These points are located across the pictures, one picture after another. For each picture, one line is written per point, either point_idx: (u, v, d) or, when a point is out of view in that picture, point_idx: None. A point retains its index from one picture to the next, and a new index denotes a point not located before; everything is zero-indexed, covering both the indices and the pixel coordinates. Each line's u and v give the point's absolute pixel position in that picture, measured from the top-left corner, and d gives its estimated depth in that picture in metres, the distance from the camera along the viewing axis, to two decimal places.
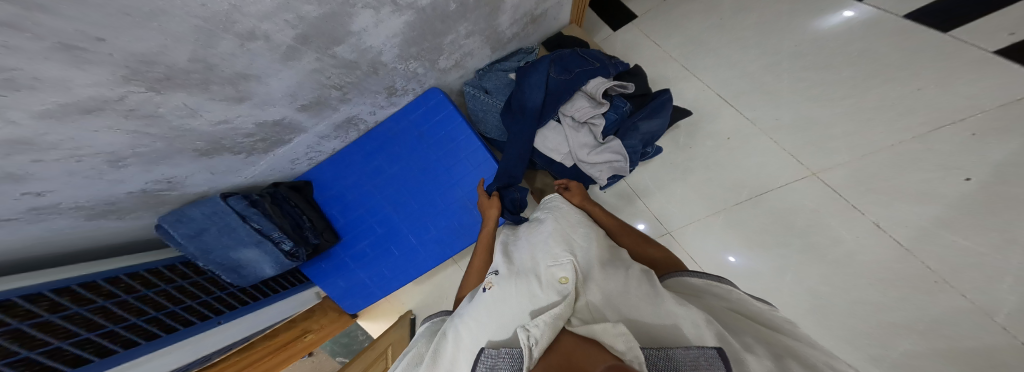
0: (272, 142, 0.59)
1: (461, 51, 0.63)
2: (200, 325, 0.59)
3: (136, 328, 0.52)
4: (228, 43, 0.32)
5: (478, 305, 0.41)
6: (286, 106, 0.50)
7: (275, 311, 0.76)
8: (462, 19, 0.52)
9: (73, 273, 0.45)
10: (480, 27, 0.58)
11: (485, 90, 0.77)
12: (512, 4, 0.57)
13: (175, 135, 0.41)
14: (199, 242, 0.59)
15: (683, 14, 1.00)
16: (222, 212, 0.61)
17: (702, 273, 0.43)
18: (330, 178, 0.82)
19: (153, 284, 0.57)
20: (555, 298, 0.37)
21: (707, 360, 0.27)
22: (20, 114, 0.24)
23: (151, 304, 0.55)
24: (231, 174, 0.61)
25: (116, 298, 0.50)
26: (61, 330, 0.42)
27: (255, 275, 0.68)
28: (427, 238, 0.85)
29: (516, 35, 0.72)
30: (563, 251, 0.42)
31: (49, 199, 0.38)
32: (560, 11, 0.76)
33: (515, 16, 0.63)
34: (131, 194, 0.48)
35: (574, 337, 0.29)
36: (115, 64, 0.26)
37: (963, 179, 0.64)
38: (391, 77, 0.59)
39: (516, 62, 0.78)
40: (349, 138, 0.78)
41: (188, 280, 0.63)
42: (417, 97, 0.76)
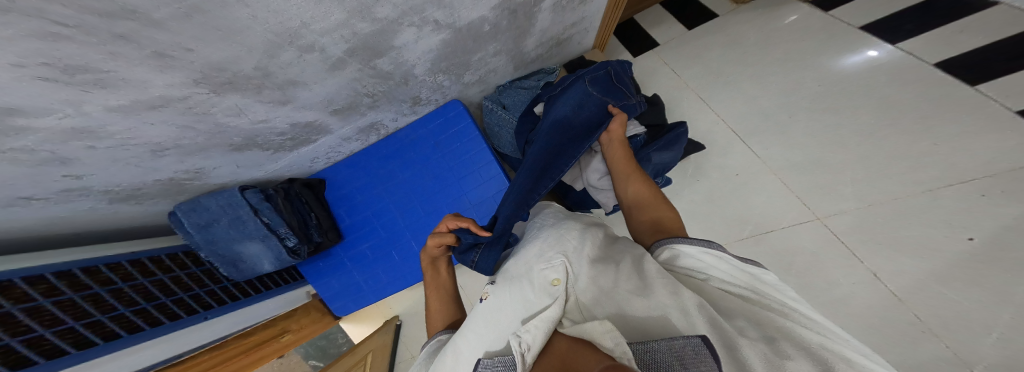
0: (300, 141, 0.61)
1: (485, 67, 0.65)
2: (185, 321, 0.59)
3: (123, 321, 0.51)
4: (288, 54, 0.35)
5: (473, 316, 0.37)
6: (321, 110, 0.52)
7: (262, 308, 0.73)
8: (492, 39, 0.54)
9: (76, 257, 0.48)
10: (508, 47, 0.60)
11: (503, 105, 0.79)
12: (542, 27, 0.60)
13: (215, 131, 0.44)
14: (208, 232, 0.61)
15: (705, 46, 1.02)
16: (235, 204, 0.63)
17: (693, 240, 0.36)
18: (343, 178, 0.84)
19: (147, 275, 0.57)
20: (545, 304, 0.33)
21: (691, 349, 0.21)
22: (96, 107, 0.29)
23: (142, 293, 0.56)
24: (254, 168, 0.63)
25: (112, 285, 0.51)
26: (48, 316, 0.42)
27: (252, 269, 0.69)
28: None
29: (542, 55, 0.74)
30: (554, 250, 0.37)
31: (85, 182, 0.40)
32: (586, 37, 0.78)
33: (543, 38, 0.65)
34: (158, 181, 0.50)
35: (566, 339, 0.26)
36: (192, 69, 0.31)
37: (966, 238, 0.62)
38: (418, 88, 0.61)
39: (536, 81, 0.79)
40: (369, 141, 0.80)
41: (185, 270, 0.65)
42: (438, 107, 0.78)
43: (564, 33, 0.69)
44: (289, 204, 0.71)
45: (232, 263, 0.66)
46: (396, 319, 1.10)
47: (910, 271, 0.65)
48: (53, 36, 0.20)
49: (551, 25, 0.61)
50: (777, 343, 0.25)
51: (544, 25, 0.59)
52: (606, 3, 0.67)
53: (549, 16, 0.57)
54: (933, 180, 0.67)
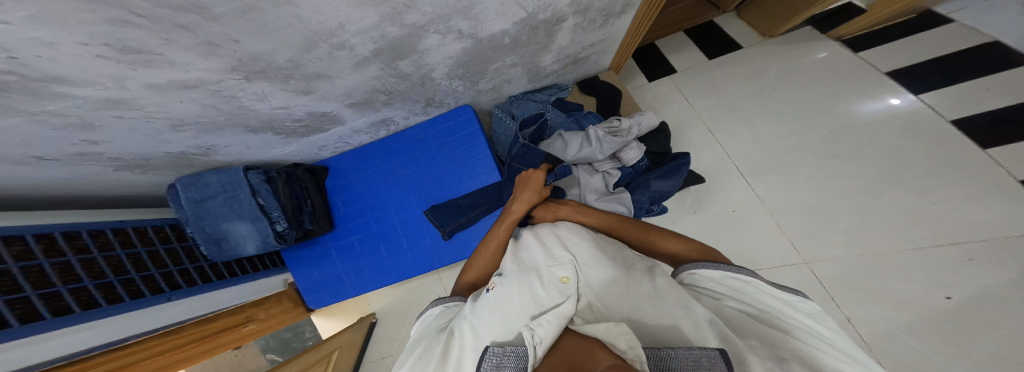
0: (313, 129, 0.62)
1: (501, 77, 0.66)
2: (149, 300, 0.57)
3: (85, 293, 0.50)
4: (321, 51, 0.37)
5: (479, 305, 0.39)
6: (339, 102, 0.53)
7: (229, 296, 0.70)
8: (511, 51, 0.55)
9: (57, 221, 0.49)
10: (525, 60, 0.61)
11: (512, 116, 0.80)
12: (561, 44, 0.61)
13: (237, 113, 0.45)
14: (200, 207, 0.62)
15: (719, 80, 1.04)
16: (236, 182, 0.64)
17: (716, 264, 0.38)
18: (347, 168, 0.84)
19: (120, 247, 0.57)
20: (557, 299, 0.37)
21: (709, 360, 0.25)
22: (137, 82, 0.31)
23: (114, 266, 0.55)
24: (263, 150, 0.64)
25: (87, 254, 0.51)
26: (8, 282, 0.42)
27: (233, 251, 0.67)
28: (420, 245, 0.81)
29: (557, 71, 0.75)
30: (563, 250, 0.42)
31: (100, 148, 0.41)
32: (602, 57, 0.80)
33: (561, 55, 0.66)
34: (169, 154, 0.51)
35: (579, 338, 0.28)
36: (231, 58, 0.32)
37: (944, 296, 0.64)
38: (433, 91, 0.62)
39: (547, 97, 0.81)
40: (377, 136, 0.82)
41: (164, 246, 0.65)
42: (449, 110, 0.80)
43: (581, 52, 0.70)
44: (288, 188, 0.71)
45: (218, 241, 0.65)
46: (371, 316, 1.08)
47: (883, 322, 0.66)
48: (123, 23, 0.23)
49: (570, 43, 0.63)
50: (787, 364, 0.28)
51: (564, 43, 0.61)
52: (628, 27, 0.68)
53: (569, 34, 0.58)
54: (920, 239, 0.70)
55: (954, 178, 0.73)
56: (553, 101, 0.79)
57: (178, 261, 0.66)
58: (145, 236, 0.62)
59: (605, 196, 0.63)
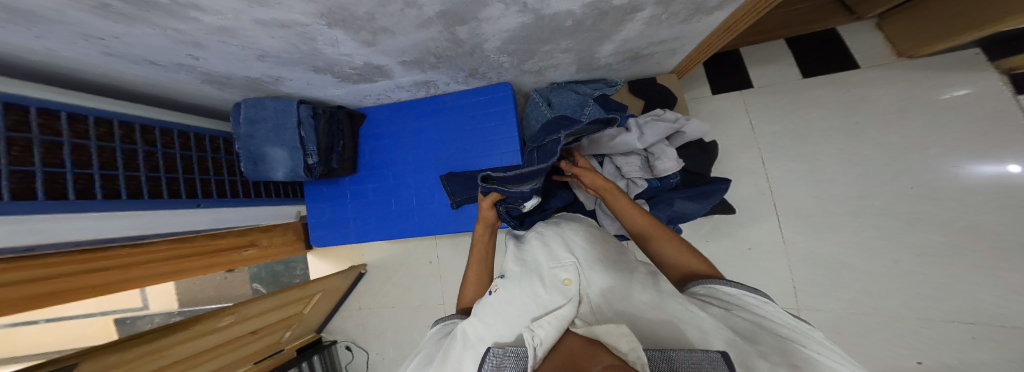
0: (364, 78, 0.65)
1: (551, 60, 0.62)
2: (180, 202, 0.64)
3: (136, 181, 0.58)
4: (393, 7, 0.37)
5: (483, 307, 0.40)
6: (393, 58, 0.56)
7: (246, 215, 0.78)
8: (568, 36, 0.51)
9: (122, 109, 0.56)
10: (579, 48, 0.57)
11: (548, 103, 0.78)
12: (624, 36, 0.57)
13: (309, 54, 0.48)
14: (253, 127, 0.69)
15: (795, 109, 0.95)
16: (286, 111, 0.69)
17: (735, 281, 0.37)
18: (382, 121, 0.88)
19: (177, 148, 0.66)
20: (557, 300, 0.36)
21: (710, 363, 0.24)
22: (252, 17, 0.35)
23: (167, 163, 0.63)
24: (319, 88, 0.68)
25: (143, 147, 0.59)
26: (82, 157, 0.49)
27: (267, 174, 0.73)
28: (428, 208, 0.85)
29: (613, 65, 0.70)
30: (564, 253, 0.43)
31: (198, 63, 0.46)
32: (668, 57, 0.72)
33: (621, 50, 0.61)
34: (246, 78, 0.56)
35: (581, 340, 0.26)
36: (321, 5, 0.34)
37: (917, 360, 0.77)
38: (479, 62, 0.62)
39: (591, 89, 0.77)
40: (416, 96, 0.83)
41: (203, 155, 0.72)
42: (487, 85, 0.79)
43: (644, 51, 0.65)
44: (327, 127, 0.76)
45: (256, 161, 0.71)
46: (360, 267, 1.32)
47: None
48: None
49: (636, 36, 0.57)
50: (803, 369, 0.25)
51: (631, 36, 0.56)
52: (713, 28, 0.60)
53: (636, 29, 0.54)
54: None
55: (942, 272, 0.78)
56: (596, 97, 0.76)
57: (216, 173, 0.75)
58: (191, 139, 0.70)
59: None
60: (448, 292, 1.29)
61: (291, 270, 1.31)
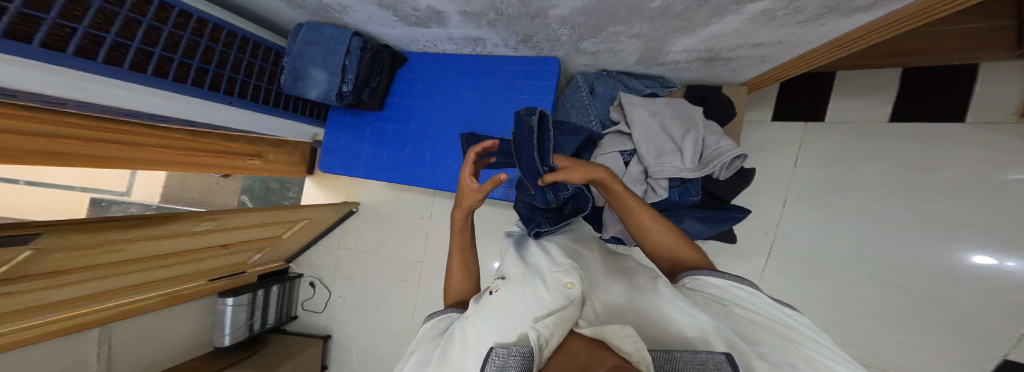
0: (421, 22, 0.66)
1: (615, 44, 0.57)
2: (215, 96, 0.63)
3: (188, 68, 0.59)
4: None
5: (482, 307, 0.38)
6: (455, 5, 0.55)
7: (267, 125, 0.79)
8: (643, 21, 0.45)
9: (190, 2, 0.57)
10: (652, 37, 0.50)
11: (590, 90, 0.74)
12: (689, 44, 0.51)
13: None
14: (306, 45, 0.70)
15: (846, 163, 0.87)
16: (340, 38, 0.70)
17: (723, 273, 0.41)
18: (421, 69, 0.86)
19: (235, 49, 0.67)
20: (559, 303, 0.37)
21: (714, 365, 0.24)
22: None
23: (217, 60, 0.64)
24: (375, 24, 0.70)
25: (198, 40, 0.60)
26: (131, 32, 0.51)
27: (302, 90, 0.73)
28: (441, 164, 0.83)
29: (679, 65, 0.62)
30: (565, 261, 0.45)
31: None
32: (751, 67, 0.60)
33: (695, 51, 0.53)
34: (320, 2, 0.62)
35: (585, 342, 0.29)
36: None
37: None
38: (539, 30, 0.58)
39: (642, 86, 0.69)
40: (461, 51, 0.80)
41: (252, 60, 0.72)
42: (536, 58, 0.75)
43: (719, 56, 0.55)
44: (370, 62, 0.76)
45: (298, 77, 0.72)
46: (353, 205, 1.45)
47: None
48: None
49: (722, 37, 0.46)
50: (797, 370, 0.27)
51: (719, 34, 0.46)
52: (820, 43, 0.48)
53: (716, 34, 0.46)
54: None
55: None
56: (644, 95, 0.68)
57: (260, 79, 0.76)
58: (256, 49, 0.73)
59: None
60: (429, 250, 1.39)
61: (284, 190, 1.51)
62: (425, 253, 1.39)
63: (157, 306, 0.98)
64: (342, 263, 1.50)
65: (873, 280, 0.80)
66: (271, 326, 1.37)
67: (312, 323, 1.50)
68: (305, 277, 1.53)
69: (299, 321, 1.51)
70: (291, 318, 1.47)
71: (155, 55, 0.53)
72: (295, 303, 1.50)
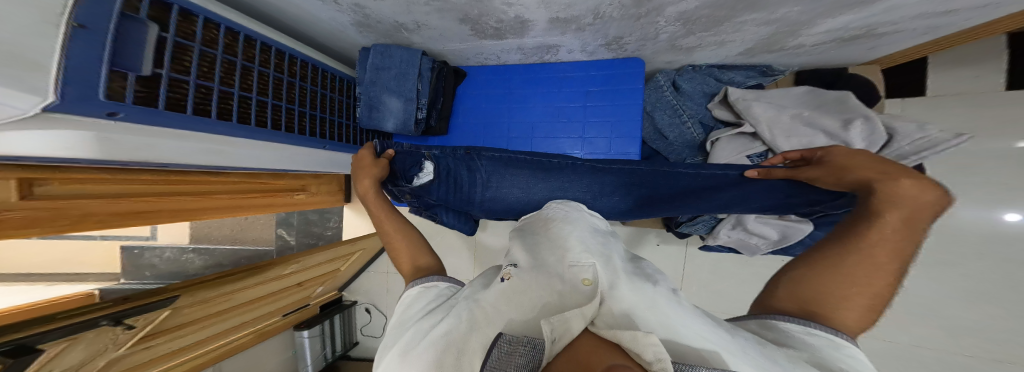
0: (497, 34, 0.63)
1: (732, 34, 0.57)
2: (311, 142, 0.63)
3: (279, 112, 0.56)
4: None
5: (495, 291, 0.42)
6: (549, 12, 0.52)
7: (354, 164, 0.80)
8: (796, 3, 0.44)
9: (282, 40, 0.56)
10: (789, 21, 0.49)
11: (675, 87, 0.73)
12: (841, 22, 0.49)
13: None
14: (381, 74, 0.71)
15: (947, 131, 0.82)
16: (412, 62, 0.72)
17: (808, 321, 0.34)
18: (482, 84, 0.84)
19: (309, 82, 0.64)
20: (576, 298, 0.37)
21: None
22: None
23: (308, 101, 0.63)
24: (444, 41, 0.69)
25: (293, 80, 0.59)
26: (248, 83, 0.51)
27: (379, 121, 0.75)
28: None
29: (793, 49, 0.62)
30: (587, 254, 0.43)
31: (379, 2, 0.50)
32: (881, 47, 0.60)
33: (839, 30, 0.53)
34: (399, 23, 0.59)
35: (597, 343, 0.27)
36: None
37: None
38: (639, 28, 0.56)
39: (740, 77, 0.71)
40: (526, 60, 0.79)
41: (334, 96, 0.73)
42: (615, 59, 0.74)
43: (866, 35, 0.55)
44: (435, 82, 0.77)
45: (373, 107, 0.74)
46: None
47: None
48: None
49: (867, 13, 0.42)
50: None
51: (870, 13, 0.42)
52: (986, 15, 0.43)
53: (863, 14, 0.46)
54: None
55: None
56: (748, 87, 0.70)
57: (338, 113, 0.74)
58: (328, 80, 0.71)
59: (775, 219, 0.63)
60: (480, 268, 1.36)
61: (324, 220, 1.50)
62: None
63: (252, 343, 1.04)
64: (392, 287, 1.46)
65: (975, 245, 0.85)
66: (340, 354, 1.39)
67: (372, 347, 1.49)
68: (360, 303, 1.50)
69: (361, 347, 1.50)
70: (354, 344, 1.47)
71: (253, 101, 0.50)
72: (354, 328, 1.48)
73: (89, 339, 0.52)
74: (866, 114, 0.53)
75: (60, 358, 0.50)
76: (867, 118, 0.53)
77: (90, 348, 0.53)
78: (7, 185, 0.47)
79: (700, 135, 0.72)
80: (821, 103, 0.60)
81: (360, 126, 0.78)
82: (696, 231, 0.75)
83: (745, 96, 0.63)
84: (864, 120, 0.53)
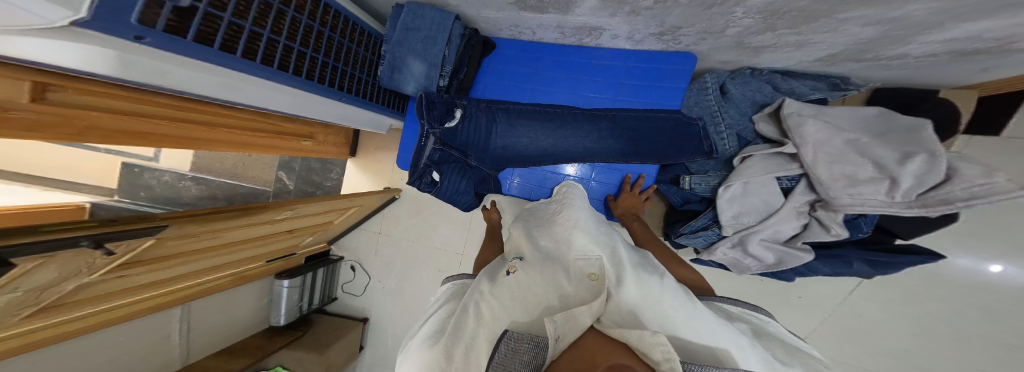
0: (541, 6, 0.58)
1: (821, 34, 0.51)
2: (332, 92, 0.61)
3: (305, 59, 0.54)
4: None
5: (502, 285, 0.49)
6: None
7: (366, 120, 0.80)
8: (918, 9, 0.38)
9: None
10: (909, 20, 0.41)
11: (722, 91, 0.72)
12: (966, 32, 0.42)
13: None
14: (410, 33, 0.71)
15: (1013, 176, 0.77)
16: (443, 26, 0.71)
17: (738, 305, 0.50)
18: (512, 58, 0.83)
19: (338, 33, 0.61)
20: (586, 294, 0.42)
21: None
22: None
23: (335, 53, 0.61)
24: (483, 7, 0.65)
25: (323, 29, 0.56)
26: (280, 26, 0.49)
27: (400, 83, 0.78)
28: (518, 156, 0.85)
29: (889, 59, 0.56)
30: (593, 249, 0.50)
31: None
32: (998, 65, 0.54)
33: (963, 41, 0.45)
34: None
35: (604, 340, 0.32)
36: None
37: None
38: (709, 17, 0.51)
39: (805, 88, 0.67)
40: (562, 40, 0.77)
41: (362, 49, 0.71)
42: (663, 53, 0.71)
43: (991, 51, 0.48)
44: (462, 50, 0.76)
45: (395, 68, 0.76)
46: (395, 191, 1.45)
47: None
48: None
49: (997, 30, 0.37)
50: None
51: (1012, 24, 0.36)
52: None
53: (999, 24, 0.39)
54: None
55: None
56: (809, 101, 0.67)
57: (361, 68, 0.72)
58: (357, 34, 0.68)
59: (778, 245, 0.64)
60: (470, 243, 1.41)
61: (327, 171, 1.48)
62: (465, 245, 1.42)
63: (229, 284, 1.08)
64: (381, 249, 1.51)
65: None
66: (316, 307, 1.44)
67: (349, 304, 1.55)
68: (346, 260, 1.55)
69: (338, 302, 1.56)
70: (332, 300, 1.53)
71: (282, 45, 0.49)
72: (334, 284, 1.53)
73: (64, 261, 0.49)
74: (932, 150, 0.48)
75: (28, 277, 0.46)
76: (932, 155, 0.48)
77: (63, 268, 0.51)
78: (18, 85, 0.46)
79: (733, 148, 0.71)
80: (891, 128, 0.54)
81: (380, 84, 0.80)
82: (693, 243, 0.77)
83: (801, 110, 0.60)
84: (927, 157, 0.48)
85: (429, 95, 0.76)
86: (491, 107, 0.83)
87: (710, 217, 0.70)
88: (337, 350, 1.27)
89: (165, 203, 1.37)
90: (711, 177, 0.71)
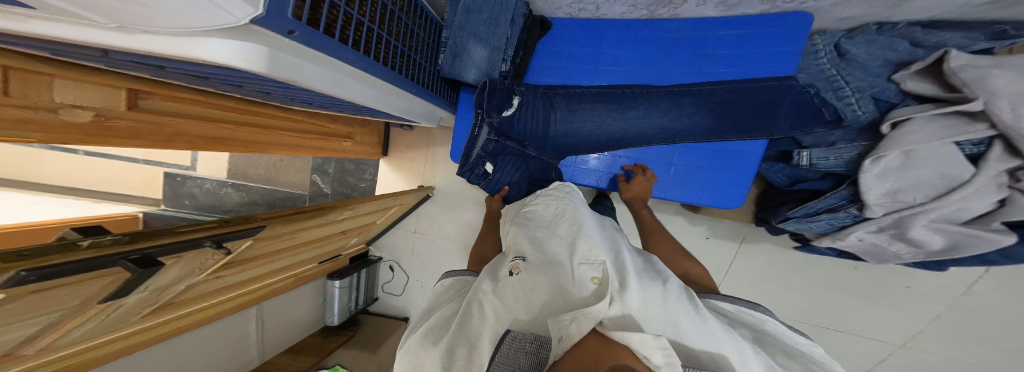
0: None
1: None
2: (403, 82, 0.61)
3: (380, 43, 0.53)
4: None
5: (504, 284, 0.46)
6: None
7: (428, 112, 0.77)
8: None
9: None
10: None
11: (841, 53, 0.68)
12: None
13: None
14: (473, 15, 0.69)
15: None
16: (505, 5, 0.68)
17: (737, 300, 0.46)
18: (570, 39, 0.78)
19: (404, 14, 0.60)
20: (587, 298, 0.37)
21: None
22: None
23: (399, 39, 0.59)
24: None
25: (391, 8, 0.55)
26: (370, 12, 0.49)
27: (460, 71, 0.75)
28: (585, 141, 0.78)
29: None
30: (597, 251, 0.44)
31: None
32: None
33: None
34: None
35: (604, 341, 0.28)
36: None
37: None
38: None
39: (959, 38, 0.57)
40: (630, 14, 0.73)
41: (421, 36, 0.69)
42: (765, 15, 0.67)
43: None
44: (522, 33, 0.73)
45: (457, 55, 0.73)
46: (429, 188, 1.42)
47: None
48: None
49: None
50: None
51: None
52: None
53: None
54: None
55: None
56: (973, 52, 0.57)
57: (420, 55, 0.69)
58: (416, 15, 0.66)
59: (954, 226, 0.59)
60: None
61: (361, 172, 1.48)
62: None
63: (289, 286, 1.09)
64: (418, 248, 1.50)
65: None
66: (361, 307, 1.46)
67: (390, 304, 1.56)
68: (385, 260, 1.56)
69: (379, 302, 1.57)
70: (375, 299, 1.55)
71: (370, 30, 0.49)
72: (376, 284, 1.54)
73: (187, 259, 0.53)
74: None
75: (159, 276, 0.50)
76: None
77: (185, 267, 0.55)
78: (116, 94, 0.50)
79: (867, 114, 0.65)
80: None
81: (441, 74, 0.78)
82: (817, 227, 0.75)
83: (975, 62, 0.51)
84: None
85: (492, 81, 0.71)
86: (548, 93, 0.76)
87: (845, 195, 0.67)
88: (386, 349, 1.30)
89: (209, 210, 1.42)
90: (842, 150, 0.67)
